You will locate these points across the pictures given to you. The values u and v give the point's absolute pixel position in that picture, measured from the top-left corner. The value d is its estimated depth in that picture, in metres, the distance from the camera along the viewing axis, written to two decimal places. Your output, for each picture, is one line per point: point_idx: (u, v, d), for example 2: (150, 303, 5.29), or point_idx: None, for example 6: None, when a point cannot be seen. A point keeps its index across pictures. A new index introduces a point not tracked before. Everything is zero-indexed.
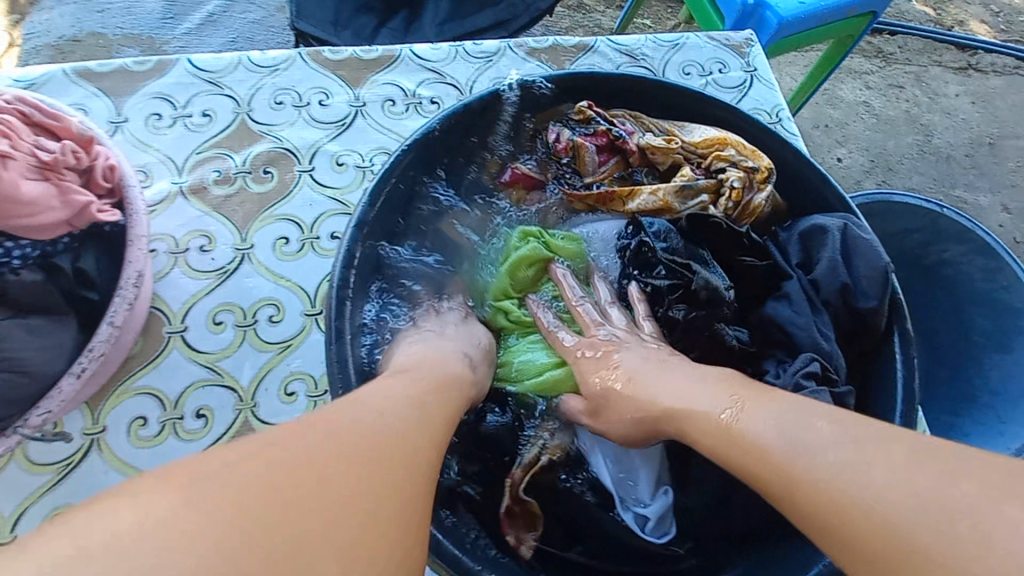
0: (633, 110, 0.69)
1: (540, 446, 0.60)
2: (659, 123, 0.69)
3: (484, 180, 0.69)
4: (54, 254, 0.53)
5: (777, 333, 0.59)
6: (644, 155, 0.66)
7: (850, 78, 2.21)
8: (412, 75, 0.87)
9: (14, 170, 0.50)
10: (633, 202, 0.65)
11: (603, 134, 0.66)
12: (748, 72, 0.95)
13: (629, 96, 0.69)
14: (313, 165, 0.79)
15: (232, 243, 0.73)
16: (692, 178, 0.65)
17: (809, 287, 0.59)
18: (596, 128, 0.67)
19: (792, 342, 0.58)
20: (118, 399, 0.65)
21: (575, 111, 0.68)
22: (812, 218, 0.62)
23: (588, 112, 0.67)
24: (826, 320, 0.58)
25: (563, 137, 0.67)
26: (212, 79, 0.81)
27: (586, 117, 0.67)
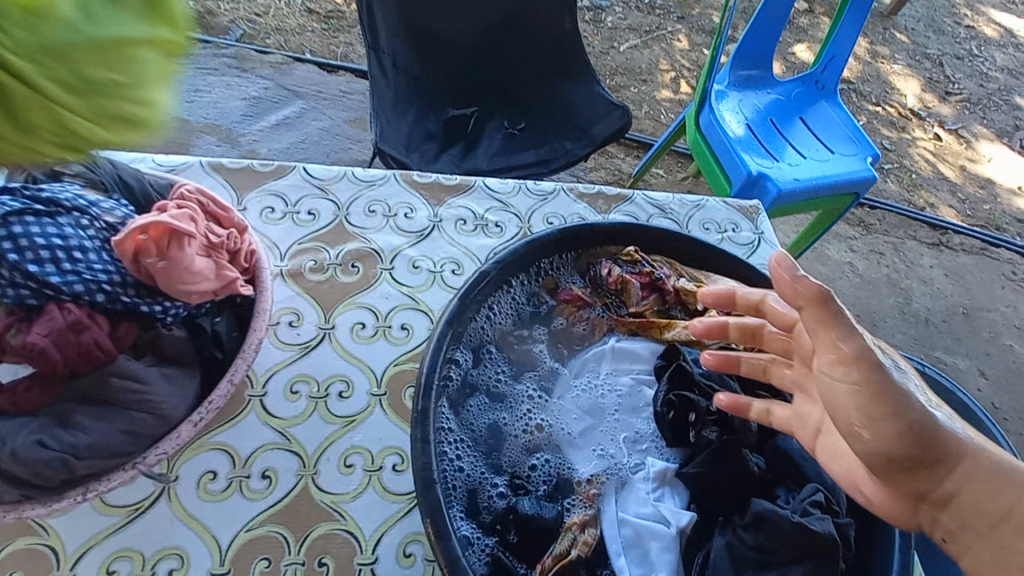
0: (670, 258, 0.83)
1: (570, 539, 0.61)
2: (691, 271, 0.82)
3: (542, 297, 0.80)
4: (198, 315, 0.65)
5: (788, 464, 0.68)
6: (679, 296, 0.78)
7: (837, 241, 2.49)
8: (482, 202, 1.04)
9: (193, 248, 0.62)
10: (670, 331, 0.76)
11: (647, 274, 0.79)
12: (757, 234, 1.14)
13: (669, 246, 0.83)
14: (393, 265, 0.92)
15: (317, 322, 0.84)
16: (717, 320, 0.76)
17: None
18: (641, 268, 0.80)
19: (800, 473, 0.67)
20: (193, 451, 0.71)
21: (625, 253, 0.81)
22: None
23: (635, 255, 0.81)
24: None
25: (615, 272, 0.79)
26: (321, 185, 0.98)
27: (633, 259, 0.81)
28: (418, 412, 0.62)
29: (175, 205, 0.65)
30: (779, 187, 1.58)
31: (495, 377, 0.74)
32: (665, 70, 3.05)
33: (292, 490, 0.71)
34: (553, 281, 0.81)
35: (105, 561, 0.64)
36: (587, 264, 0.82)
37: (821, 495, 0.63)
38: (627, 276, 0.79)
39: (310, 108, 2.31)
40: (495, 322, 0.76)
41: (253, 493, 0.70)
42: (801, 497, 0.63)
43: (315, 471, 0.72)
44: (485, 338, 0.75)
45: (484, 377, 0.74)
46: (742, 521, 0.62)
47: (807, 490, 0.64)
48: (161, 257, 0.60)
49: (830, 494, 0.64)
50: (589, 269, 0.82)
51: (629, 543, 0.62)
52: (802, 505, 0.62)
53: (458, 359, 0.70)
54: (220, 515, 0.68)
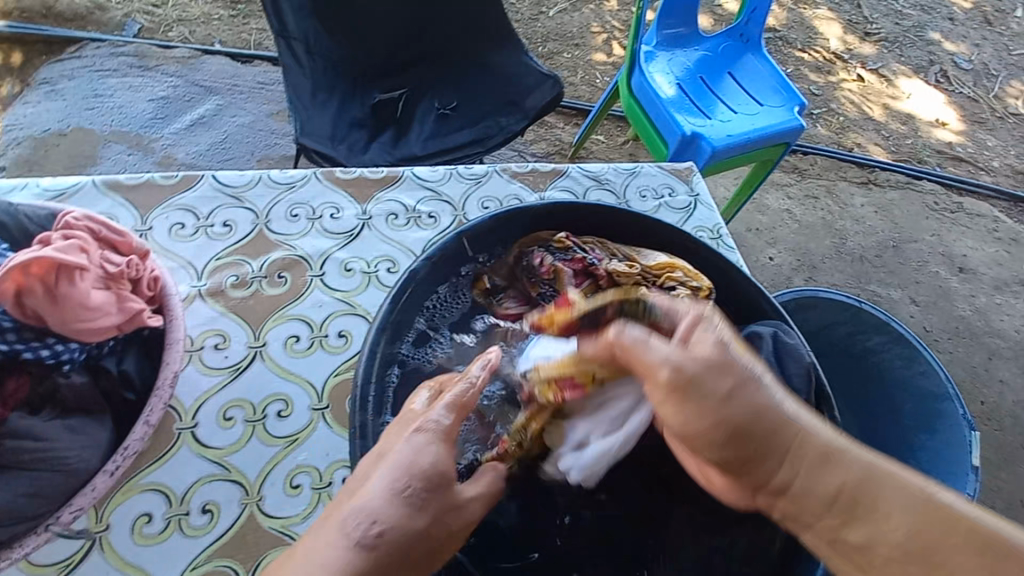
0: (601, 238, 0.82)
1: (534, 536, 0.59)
2: (622, 249, 0.80)
3: (475, 298, 0.77)
4: (100, 355, 0.58)
5: None
6: (612, 278, 0.75)
7: (774, 190, 2.56)
8: (412, 193, 0.99)
9: (87, 281, 0.56)
10: None
11: (579, 261, 0.76)
12: (692, 196, 1.14)
13: (602, 226, 0.83)
14: (323, 271, 0.88)
15: (247, 341, 0.80)
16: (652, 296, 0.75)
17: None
18: (573, 254, 0.77)
19: None
20: (124, 496, 0.67)
21: (556, 240, 0.78)
22: (751, 327, 0.77)
23: (566, 242, 0.78)
24: None
25: (547, 262, 0.76)
26: (235, 193, 0.92)
27: (564, 245, 0.77)
28: (357, 426, 0.60)
29: (59, 235, 0.58)
30: (713, 144, 1.58)
31: (438, 359, 0.71)
32: (597, 32, 3.01)
33: (238, 520, 0.68)
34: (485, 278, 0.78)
35: None
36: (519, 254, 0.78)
37: None
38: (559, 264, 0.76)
39: (227, 104, 2.16)
40: (435, 313, 0.74)
41: (195, 530, 0.66)
42: None
43: (259, 498, 0.69)
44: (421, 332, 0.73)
45: (426, 363, 0.71)
46: (696, 487, 0.64)
47: None
48: (50, 295, 0.54)
49: None
50: (521, 260, 0.78)
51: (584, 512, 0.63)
52: None
53: (404, 344, 0.70)
54: (163, 557, 0.64)
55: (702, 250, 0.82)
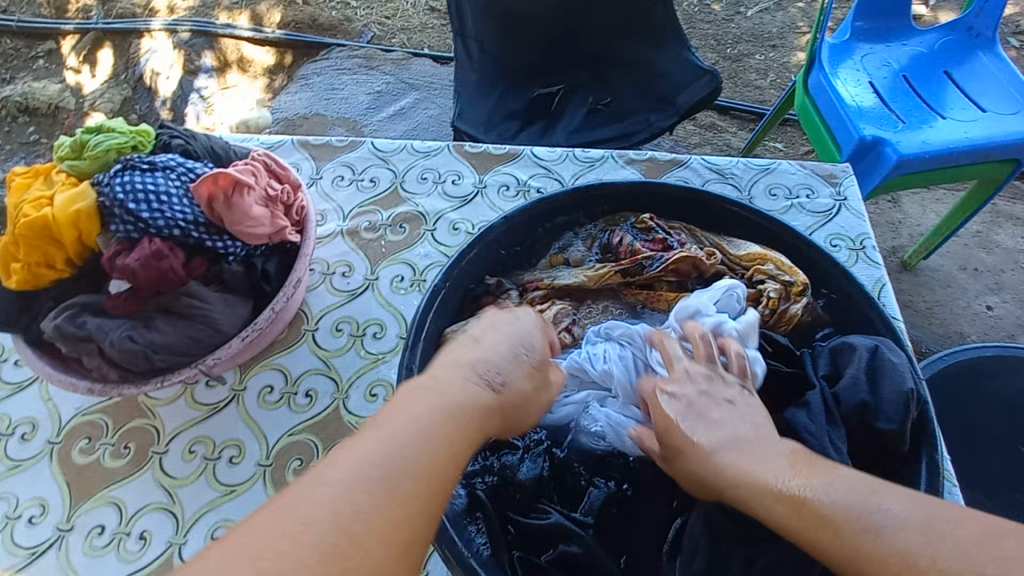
0: (689, 225, 0.82)
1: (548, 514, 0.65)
2: (708, 236, 0.80)
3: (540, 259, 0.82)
4: (254, 255, 0.80)
5: (791, 438, 0.62)
6: (694, 265, 0.75)
7: (1011, 224, 1.97)
8: (527, 169, 1.08)
9: (252, 197, 0.77)
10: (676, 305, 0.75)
11: (659, 242, 0.77)
12: (837, 200, 1.00)
13: (692, 210, 0.82)
14: (435, 227, 1.01)
15: (365, 274, 0.97)
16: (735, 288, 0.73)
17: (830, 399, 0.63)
18: (654, 236, 0.78)
19: (804, 447, 0.61)
20: (259, 368, 0.88)
21: (638, 221, 0.81)
22: (846, 338, 0.68)
23: (648, 223, 0.80)
24: (840, 434, 0.61)
25: (626, 241, 0.78)
26: (384, 157, 1.11)
27: (647, 227, 0.79)
28: (410, 352, 0.69)
29: (243, 163, 0.81)
30: (899, 151, 1.32)
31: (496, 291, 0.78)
32: (801, 33, 2.71)
33: (327, 408, 0.84)
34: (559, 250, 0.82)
35: (189, 443, 0.82)
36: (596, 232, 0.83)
37: None
38: (638, 244, 0.78)
39: (422, 98, 2.52)
40: (507, 260, 0.81)
41: (297, 407, 0.84)
42: None
43: (346, 396, 0.85)
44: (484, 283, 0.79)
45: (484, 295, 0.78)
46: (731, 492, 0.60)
47: None
48: (226, 201, 0.75)
49: (834, 472, 0.58)
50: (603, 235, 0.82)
51: (611, 500, 0.68)
52: None
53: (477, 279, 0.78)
54: (272, 420, 0.83)
55: (788, 241, 0.77)
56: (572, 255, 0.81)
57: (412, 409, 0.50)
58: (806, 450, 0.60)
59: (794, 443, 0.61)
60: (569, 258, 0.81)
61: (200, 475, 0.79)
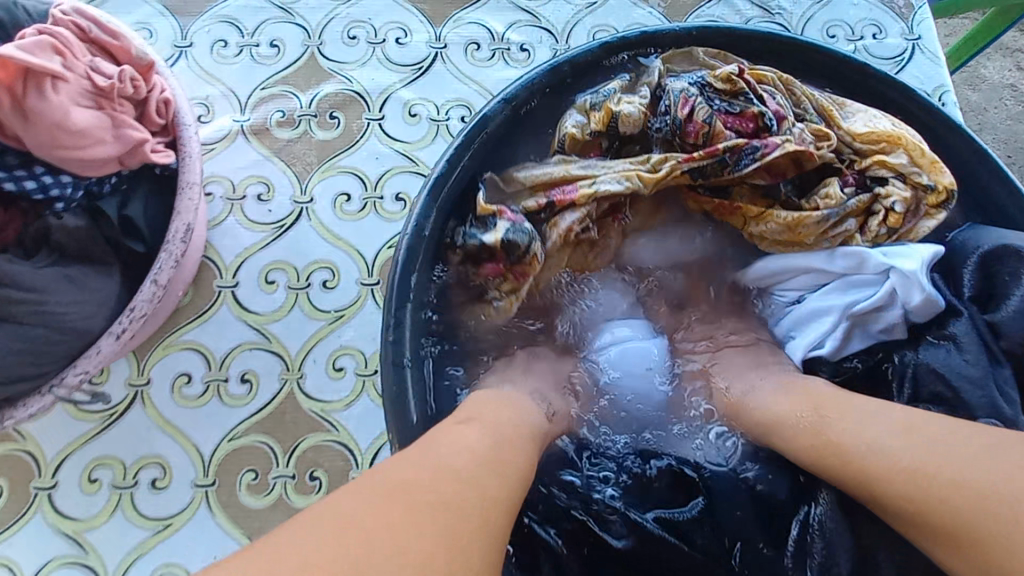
0: None
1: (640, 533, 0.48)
2: (816, 94, 0.51)
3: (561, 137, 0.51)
4: (100, 196, 0.48)
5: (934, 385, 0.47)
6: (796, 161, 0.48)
7: (1000, 55, 1.82)
8: (502, 15, 0.74)
9: (64, 94, 0.45)
10: (757, 226, 0.51)
11: (751, 118, 0.49)
12: (910, 40, 0.77)
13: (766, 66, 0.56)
14: (383, 114, 0.70)
15: (291, 195, 0.67)
16: (841, 199, 0.49)
17: (984, 330, 0.48)
18: (744, 106, 0.49)
19: (956, 398, 0.46)
20: (163, 351, 0.62)
21: (721, 75, 0.49)
22: (999, 235, 0.49)
23: (737, 82, 0.49)
24: (1007, 377, 0.46)
25: (700, 115, 0.49)
26: (284, 4, 0.73)
27: (734, 90, 0.49)
28: (399, 323, 0.46)
29: (33, 30, 0.46)
30: None
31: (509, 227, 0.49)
32: None
33: (277, 396, 0.61)
34: (608, 110, 0.50)
35: (84, 470, 0.58)
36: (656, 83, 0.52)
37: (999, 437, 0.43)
38: (719, 121, 0.49)
39: None
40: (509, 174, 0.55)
41: (233, 399, 0.60)
42: None
43: (300, 375, 0.61)
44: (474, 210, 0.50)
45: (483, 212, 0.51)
46: None
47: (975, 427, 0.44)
48: (22, 108, 0.44)
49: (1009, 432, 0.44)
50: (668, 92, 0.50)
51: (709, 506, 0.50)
52: None
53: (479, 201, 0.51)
54: (201, 423, 0.59)
55: (922, 105, 0.53)
56: (626, 121, 0.50)
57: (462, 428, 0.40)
58: (957, 403, 0.46)
59: (938, 393, 0.47)
60: (621, 122, 0.50)
61: (115, 512, 0.57)
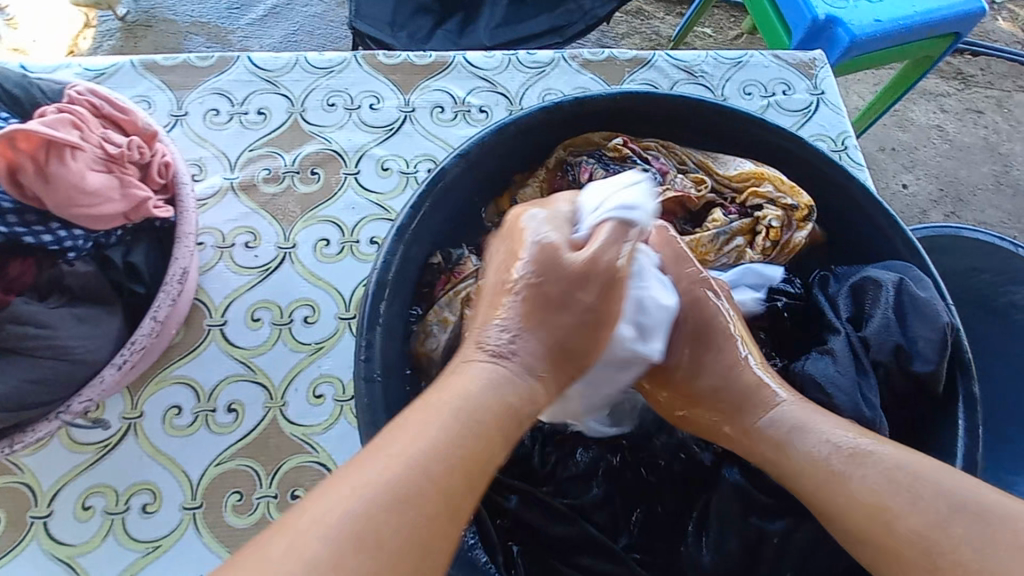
0: (665, 140, 0.67)
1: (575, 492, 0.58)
2: (693, 154, 0.67)
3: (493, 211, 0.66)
4: (107, 246, 0.56)
5: (816, 394, 0.54)
6: (681, 202, 0.64)
7: (924, 100, 2.02)
8: (463, 83, 0.86)
9: (82, 161, 0.53)
10: None
11: (640, 174, 0.64)
12: (814, 95, 0.89)
13: (667, 128, 0.66)
14: (359, 169, 0.79)
15: (276, 241, 0.75)
16: (726, 223, 0.63)
17: (857, 345, 0.55)
18: (631, 165, 0.64)
19: (831, 403, 0.53)
20: (157, 385, 0.67)
21: (610, 147, 0.66)
22: (867, 270, 0.58)
23: (623, 150, 0.65)
24: (871, 384, 0.54)
25: (597, 175, 0.64)
26: (270, 78, 0.84)
27: (622, 155, 0.65)
28: (370, 342, 0.52)
29: (55, 109, 0.55)
30: (853, 33, 1.23)
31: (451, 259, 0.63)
32: None
33: (260, 422, 0.66)
34: (509, 194, 0.66)
35: (79, 498, 0.62)
36: (557, 163, 0.66)
37: None
38: (613, 178, 0.64)
39: None
40: (462, 219, 0.64)
41: (220, 427, 0.66)
42: None
43: (283, 403, 0.67)
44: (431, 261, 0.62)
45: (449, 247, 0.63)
46: None
47: None
48: (43, 174, 0.52)
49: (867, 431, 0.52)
50: (568, 166, 0.66)
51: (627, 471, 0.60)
52: None
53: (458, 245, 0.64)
54: (189, 451, 0.65)
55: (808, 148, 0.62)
56: (523, 198, 0.65)
57: (402, 436, 0.39)
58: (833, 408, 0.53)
59: (818, 400, 0.54)
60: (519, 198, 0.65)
61: (107, 536, 0.61)
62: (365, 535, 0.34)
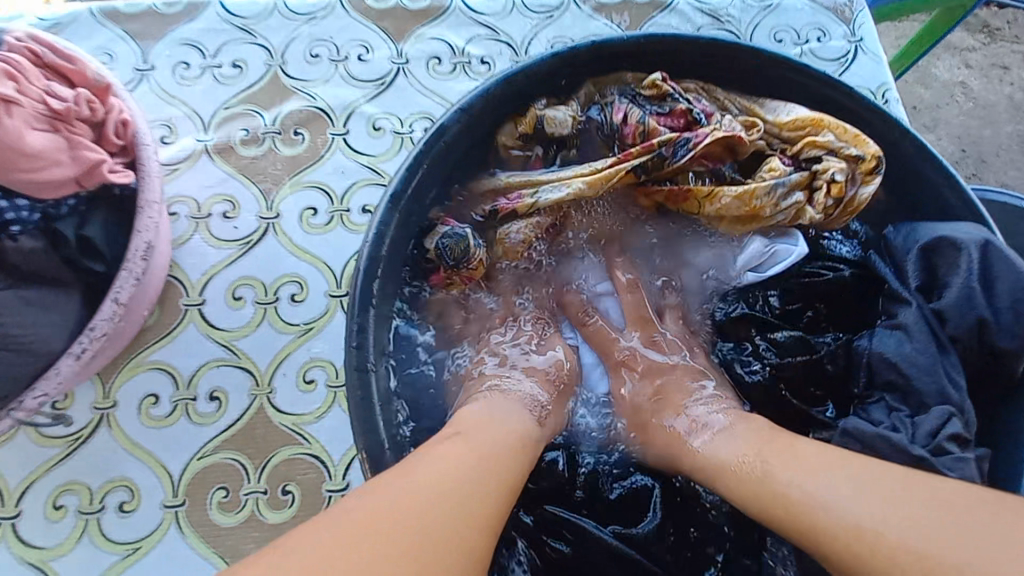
0: (705, 81, 0.57)
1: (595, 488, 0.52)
2: (737, 98, 0.56)
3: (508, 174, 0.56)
4: (56, 219, 0.48)
5: (891, 374, 0.49)
6: (729, 148, 0.53)
7: (948, 55, 1.90)
8: (462, 30, 0.76)
9: (18, 117, 0.45)
10: (711, 207, 0.52)
11: (681, 114, 0.54)
12: (853, 42, 0.80)
13: (704, 70, 0.56)
14: (347, 129, 0.71)
15: (257, 211, 0.67)
16: (784, 173, 0.52)
17: (931, 318, 0.48)
18: (672, 106, 0.54)
19: (910, 387, 0.48)
20: (131, 372, 0.61)
21: (646, 83, 0.55)
22: (936, 227, 0.50)
23: (662, 86, 0.54)
24: (954, 363, 0.47)
25: (632, 118, 0.54)
26: (245, 26, 0.74)
27: (660, 92, 0.54)
28: (362, 323, 0.46)
29: None
30: None
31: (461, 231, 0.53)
32: None
33: (246, 411, 0.61)
34: (532, 113, 0.54)
35: (51, 495, 0.57)
36: (585, 101, 0.57)
37: (957, 424, 0.44)
38: (651, 120, 0.54)
39: None
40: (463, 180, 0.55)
41: (202, 417, 0.60)
42: (922, 426, 0.45)
43: (270, 390, 0.61)
44: (421, 255, 0.53)
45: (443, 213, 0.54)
46: None
47: (934, 417, 0.45)
48: None
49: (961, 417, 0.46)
50: (595, 108, 0.56)
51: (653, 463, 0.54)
52: (931, 440, 0.44)
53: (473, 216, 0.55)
54: (169, 444, 0.59)
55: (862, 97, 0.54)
56: (553, 124, 0.55)
57: (450, 445, 0.41)
58: (909, 391, 0.48)
59: (891, 382, 0.49)
60: (547, 124, 0.55)
61: (83, 536, 0.56)
62: (387, 538, 0.34)
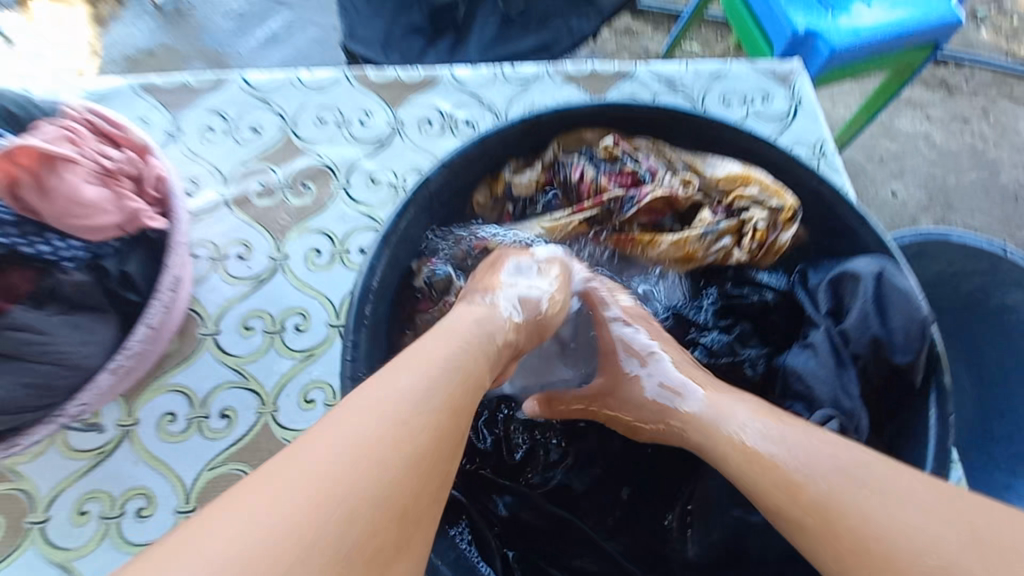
0: (658, 138, 0.65)
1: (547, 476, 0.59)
2: (682, 154, 0.65)
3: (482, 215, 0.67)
4: (101, 256, 0.57)
5: (798, 385, 0.57)
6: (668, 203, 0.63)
7: (910, 111, 2.05)
8: (450, 97, 0.88)
9: (77, 174, 0.54)
10: (653, 251, 0.63)
11: (628, 174, 0.64)
12: (793, 103, 0.92)
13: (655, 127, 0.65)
14: (349, 182, 0.82)
15: (268, 252, 0.77)
16: (713, 222, 0.63)
17: (837, 339, 0.56)
18: (622, 166, 0.65)
19: (812, 395, 0.56)
20: (152, 394, 0.69)
21: (602, 148, 0.65)
22: (847, 262, 0.57)
23: (614, 150, 0.65)
24: (852, 376, 0.55)
25: (587, 177, 0.65)
26: (264, 97, 0.86)
27: (612, 155, 0.65)
28: (355, 343, 0.53)
29: (51, 125, 0.56)
30: (833, 45, 1.25)
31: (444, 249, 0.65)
32: None
33: (253, 428, 0.68)
34: (503, 179, 0.66)
35: (77, 502, 0.64)
36: (551, 161, 0.66)
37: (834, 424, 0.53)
38: (604, 178, 0.65)
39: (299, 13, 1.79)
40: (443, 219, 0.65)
41: (213, 433, 0.67)
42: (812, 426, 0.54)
43: (275, 409, 0.69)
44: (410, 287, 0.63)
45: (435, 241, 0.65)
46: None
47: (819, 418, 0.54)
48: (40, 186, 0.52)
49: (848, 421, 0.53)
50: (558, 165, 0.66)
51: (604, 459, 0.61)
52: None
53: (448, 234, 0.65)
54: (183, 457, 0.66)
55: None
56: (518, 188, 0.66)
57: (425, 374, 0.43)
58: (812, 399, 0.56)
59: (800, 393, 0.57)
60: (514, 188, 0.66)
61: (104, 539, 0.63)
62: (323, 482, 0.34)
